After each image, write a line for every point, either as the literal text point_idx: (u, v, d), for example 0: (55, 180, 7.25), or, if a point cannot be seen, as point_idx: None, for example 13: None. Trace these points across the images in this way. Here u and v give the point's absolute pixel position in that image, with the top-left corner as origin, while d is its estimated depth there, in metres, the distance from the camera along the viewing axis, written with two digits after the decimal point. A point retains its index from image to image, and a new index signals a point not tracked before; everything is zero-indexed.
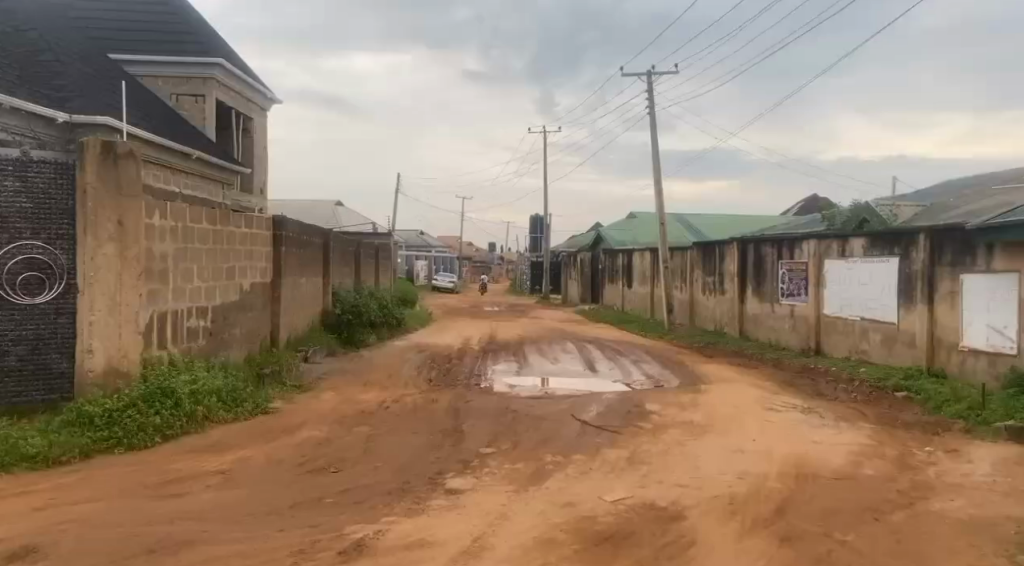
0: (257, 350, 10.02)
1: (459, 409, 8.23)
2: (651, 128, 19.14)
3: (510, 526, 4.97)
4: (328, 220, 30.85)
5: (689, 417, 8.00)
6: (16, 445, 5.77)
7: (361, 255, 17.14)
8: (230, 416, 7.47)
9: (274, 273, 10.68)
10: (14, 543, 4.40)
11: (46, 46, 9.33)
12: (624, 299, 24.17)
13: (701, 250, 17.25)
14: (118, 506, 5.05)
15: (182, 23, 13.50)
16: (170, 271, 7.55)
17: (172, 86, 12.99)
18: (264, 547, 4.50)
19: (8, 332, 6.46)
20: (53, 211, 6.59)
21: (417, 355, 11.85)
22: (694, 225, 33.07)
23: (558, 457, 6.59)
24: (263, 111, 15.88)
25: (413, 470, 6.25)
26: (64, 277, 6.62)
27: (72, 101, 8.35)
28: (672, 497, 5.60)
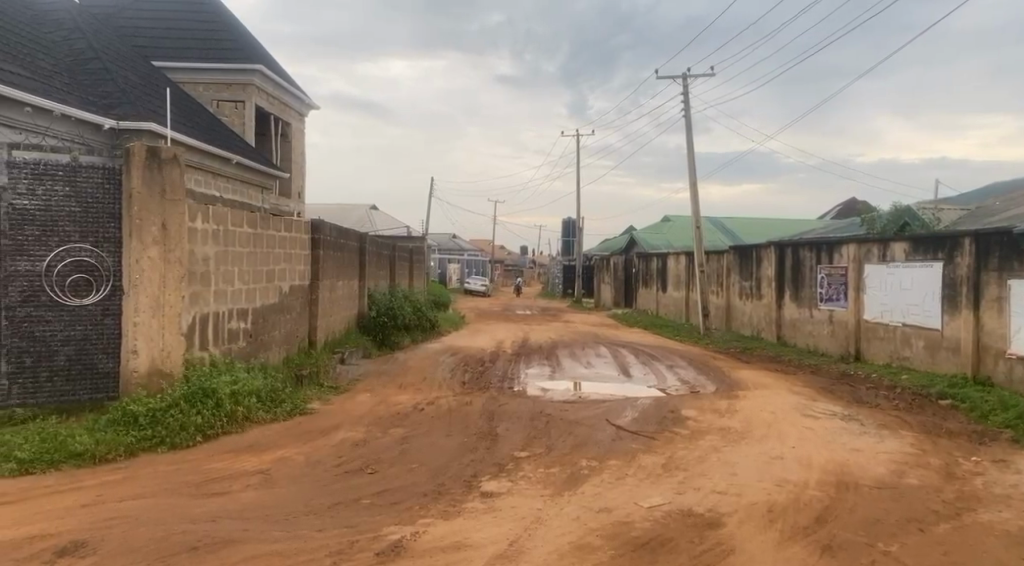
0: (295, 351, 10.17)
1: (493, 412, 8.25)
2: (687, 132, 19.03)
3: (547, 530, 4.96)
4: (361, 224, 31.15)
5: (726, 423, 7.91)
6: (65, 443, 5.94)
7: (396, 258, 17.30)
8: (270, 417, 7.59)
9: (312, 276, 10.83)
10: (64, 539, 4.51)
11: (94, 54, 9.55)
12: (659, 303, 23.98)
13: (738, 253, 17.07)
14: (161, 505, 5.15)
15: (223, 30, 13.77)
16: (212, 273, 7.68)
17: (212, 92, 13.28)
18: (303, 547, 4.55)
19: (57, 333, 6.66)
20: (100, 215, 6.78)
21: (450, 358, 11.91)
22: (729, 229, 32.75)
23: (593, 462, 6.57)
24: (301, 117, 16.12)
25: (448, 472, 6.28)
26: (111, 278, 6.81)
27: (118, 107, 8.57)
28: (709, 503, 5.55)
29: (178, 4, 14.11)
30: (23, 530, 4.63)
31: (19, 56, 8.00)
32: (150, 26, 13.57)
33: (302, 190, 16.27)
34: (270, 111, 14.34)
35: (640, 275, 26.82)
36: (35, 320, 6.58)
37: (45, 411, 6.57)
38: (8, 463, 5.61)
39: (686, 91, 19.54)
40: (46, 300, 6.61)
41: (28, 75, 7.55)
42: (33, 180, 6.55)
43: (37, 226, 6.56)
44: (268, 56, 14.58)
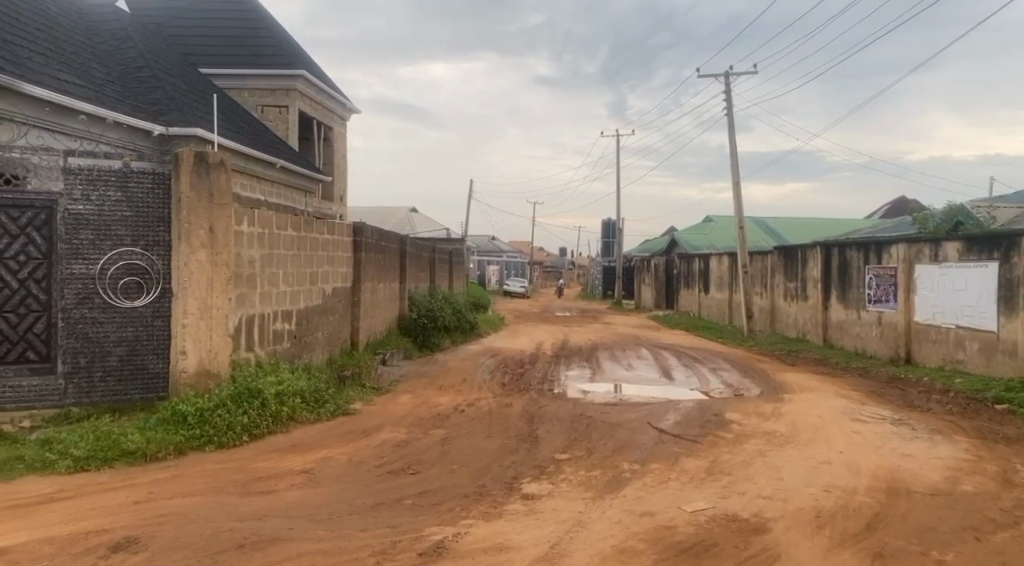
0: (338, 352, 10.33)
1: (534, 414, 8.24)
2: (730, 131, 18.78)
3: (589, 533, 4.93)
4: (401, 228, 31.45)
5: (771, 427, 7.76)
6: (118, 441, 6.10)
7: (435, 261, 17.42)
8: (314, 417, 7.72)
9: (354, 278, 10.98)
10: (117, 535, 4.63)
11: (144, 62, 9.84)
12: (701, 304, 23.67)
13: (782, 254, 16.75)
14: (209, 503, 5.26)
15: (268, 37, 14.06)
16: (257, 275, 7.82)
17: (257, 97, 13.58)
18: (347, 546, 4.60)
19: (110, 334, 6.86)
20: (150, 220, 6.98)
21: (490, 360, 11.93)
22: (773, 229, 32.18)
23: (635, 465, 6.51)
24: (343, 122, 16.38)
25: (490, 473, 6.29)
26: (161, 281, 7.02)
27: (167, 114, 8.82)
28: (755, 508, 5.45)
29: (225, 12, 14.48)
30: (78, 525, 4.77)
31: (74, 66, 8.29)
32: (198, 34, 13.94)
33: (344, 194, 16.51)
34: (313, 116, 14.61)
35: (681, 277, 26.52)
36: (90, 321, 6.77)
37: (98, 410, 6.77)
38: (65, 461, 5.79)
39: (728, 90, 19.29)
40: (100, 302, 6.81)
41: (83, 85, 7.85)
42: (87, 185, 6.75)
43: (91, 231, 6.76)
44: (311, 62, 14.85)
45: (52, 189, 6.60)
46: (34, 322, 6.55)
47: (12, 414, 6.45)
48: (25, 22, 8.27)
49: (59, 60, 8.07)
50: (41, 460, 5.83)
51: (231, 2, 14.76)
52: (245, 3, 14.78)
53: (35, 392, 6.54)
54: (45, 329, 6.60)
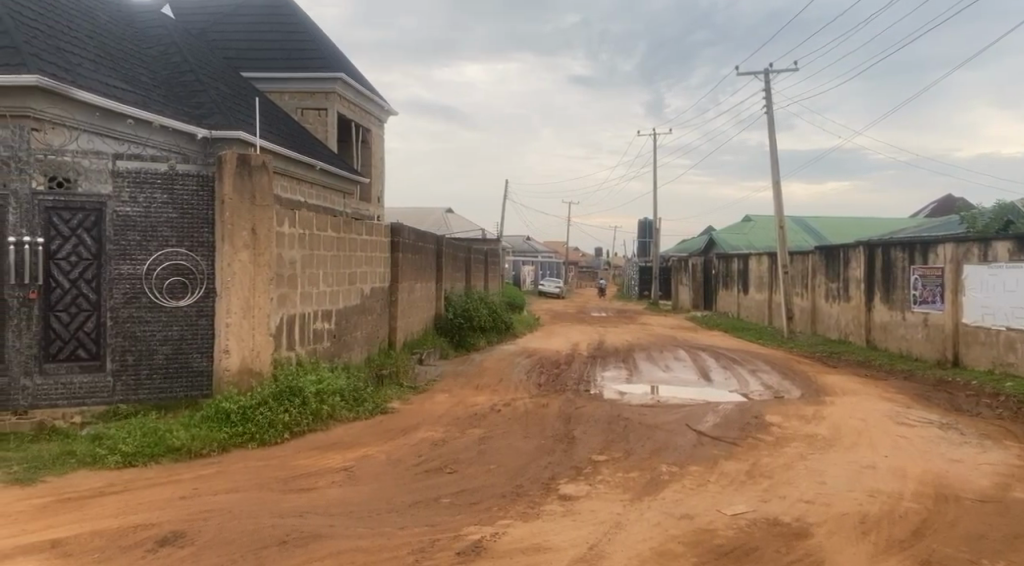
0: (376, 351, 10.45)
1: (571, 415, 8.21)
2: (771, 130, 18.51)
3: (627, 535, 4.90)
4: (438, 228, 31.72)
5: (813, 430, 7.63)
6: (164, 438, 6.25)
7: (471, 262, 17.51)
8: (353, 415, 7.82)
9: (392, 278, 11.09)
10: (165, 529, 4.74)
11: (189, 67, 10.06)
12: (740, 305, 23.37)
13: (824, 254, 16.44)
14: (252, 499, 5.35)
15: (307, 40, 14.26)
16: (298, 275, 7.95)
17: (297, 100, 13.82)
18: (387, 544, 4.64)
19: (157, 332, 7.02)
20: (195, 221, 7.12)
21: (526, 360, 11.94)
22: (814, 228, 31.61)
23: (673, 468, 6.44)
24: (381, 123, 16.56)
25: (527, 474, 6.29)
26: (205, 281, 7.16)
27: (210, 118, 9.11)
28: (797, 512, 5.36)
29: (266, 17, 14.74)
30: (126, 519, 4.89)
31: (121, 71, 8.55)
32: (240, 38, 14.21)
33: (381, 195, 16.68)
34: (351, 118, 14.79)
35: (719, 277, 26.22)
36: (137, 320, 6.94)
37: (145, 407, 6.94)
38: (114, 456, 5.94)
39: (768, 87, 19.02)
40: (147, 302, 6.97)
41: (134, 93, 8.10)
42: (134, 188, 6.92)
43: (138, 232, 6.93)
44: (349, 65, 15.03)
45: (101, 191, 6.79)
46: (85, 321, 6.73)
47: (65, 409, 6.63)
48: (75, 29, 8.54)
49: (107, 66, 8.34)
50: (91, 455, 6.00)
51: (272, 6, 15.01)
52: (285, 7, 15.01)
53: (86, 389, 6.72)
54: (95, 327, 6.77)
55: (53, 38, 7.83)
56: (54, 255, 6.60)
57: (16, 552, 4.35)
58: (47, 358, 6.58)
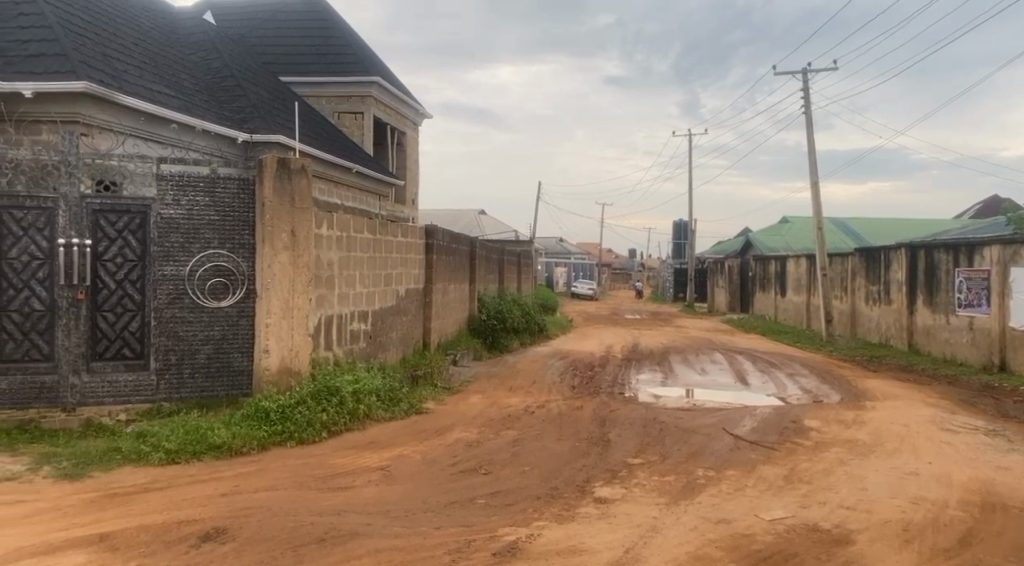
0: (411, 352, 10.54)
1: (606, 418, 8.19)
2: (809, 131, 18.24)
3: (663, 539, 4.87)
4: (471, 230, 31.89)
5: (853, 435, 7.50)
6: (205, 436, 6.37)
7: (505, 264, 17.56)
8: (389, 415, 7.91)
9: (427, 280, 11.17)
10: (208, 525, 4.84)
11: (229, 72, 10.29)
12: (777, 308, 23.05)
13: (864, 256, 16.15)
14: (291, 497, 5.43)
15: (344, 45, 14.45)
16: (336, 277, 8.07)
17: (334, 104, 14.01)
18: (423, 544, 4.68)
19: (198, 332, 7.14)
20: (236, 223, 7.24)
21: (559, 362, 11.94)
22: (853, 230, 31.05)
23: (710, 472, 6.38)
24: (415, 126, 16.70)
25: (562, 476, 6.29)
26: (245, 282, 7.28)
27: (250, 122, 9.42)
28: (837, 519, 5.27)
29: (304, 22, 14.97)
30: (169, 515, 5.00)
31: (165, 77, 8.81)
32: (279, 44, 14.44)
33: (416, 197, 16.82)
34: (387, 121, 14.94)
35: (756, 279, 25.90)
36: (179, 320, 7.07)
37: (187, 405, 7.08)
38: (157, 453, 6.08)
39: (806, 87, 18.76)
40: (189, 302, 7.10)
41: (176, 105, 8.29)
42: (178, 191, 7.03)
43: (181, 234, 7.05)
44: (385, 69, 15.19)
45: (146, 194, 6.92)
46: (130, 321, 6.89)
47: (110, 407, 6.79)
48: (121, 36, 8.81)
49: (151, 72, 8.58)
50: (136, 452, 6.14)
51: (309, 11, 15.24)
52: (322, 12, 15.22)
53: (131, 387, 6.88)
54: (139, 327, 6.93)
55: (101, 45, 8.08)
56: (100, 256, 6.77)
57: (66, 544, 4.48)
58: (94, 356, 6.76)
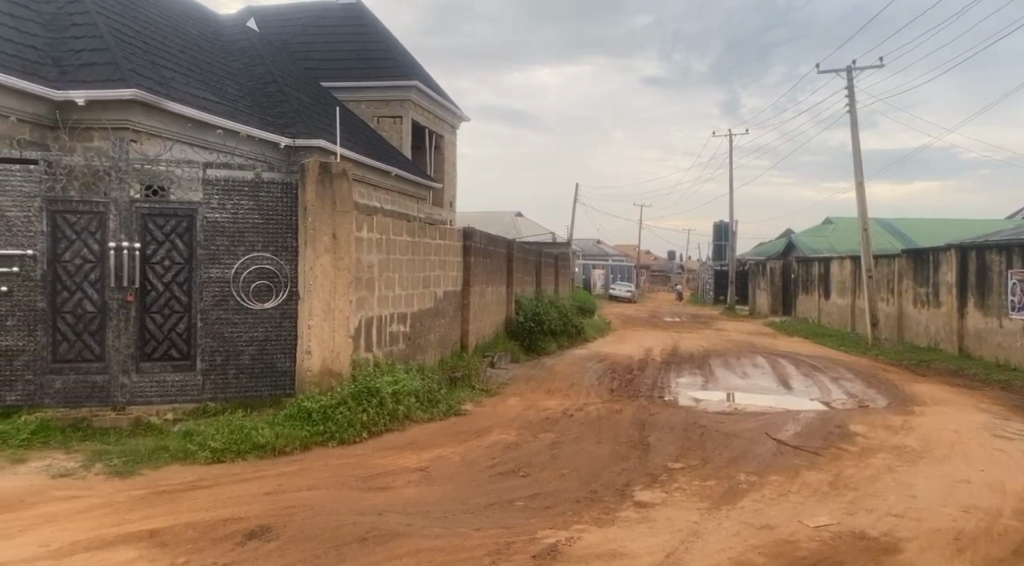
0: (449, 354, 10.60)
1: (645, 421, 8.12)
2: (854, 130, 17.88)
3: (705, 544, 4.81)
4: (507, 232, 31.98)
5: (902, 441, 7.31)
6: (250, 435, 6.50)
7: (542, 266, 17.57)
8: (428, 416, 7.98)
9: (464, 282, 11.23)
10: (252, 523, 4.93)
11: (271, 78, 10.49)
12: (820, 311, 22.60)
13: (912, 257, 15.76)
14: (333, 496, 5.50)
15: (383, 49, 14.62)
16: (376, 279, 8.17)
17: (373, 108, 14.19)
18: (464, 545, 4.70)
19: (243, 333, 7.28)
20: (280, 227, 7.38)
21: (598, 365, 11.89)
22: (899, 231, 30.30)
23: (752, 477, 6.29)
24: (453, 129, 16.81)
25: (602, 479, 6.25)
26: (288, 284, 7.42)
27: (292, 127, 9.60)
28: (885, 526, 5.15)
29: (344, 27, 15.16)
30: (215, 513, 5.10)
31: (210, 83, 9.03)
32: (319, 49, 14.67)
33: (453, 200, 16.93)
34: (425, 125, 15.07)
35: (799, 281, 25.43)
36: (224, 322, 7.21)
37: (232, 405, 7.21)
38: (204, 452, 6.22)
39: (851, 85, 18.39)
40: (234, 304, 7.24)
41: (221, 112, 8.46)
42: (223, 195, 7.17)
43: (226, 238, 7.19)
44: (423, 73, 15.32)
45: (193, 199, 7.07)
46: (177, 322, 7.06)
47: (158, 406, 6.96)
48: (168, 44, 9.05)
49: (198, 79, 8.79)
50: (183, 450, 6.29)
51: (349, 17, 15.45)
52: (362, 18, 15.40)
53: (178, 386, 7.04)
54: (186, 328, 7.09)
55: (148, 53, 8.31)
56: (149, 259, 6.96)
57: (117, 540, 4.60)
58: (142, 357, 6.95)
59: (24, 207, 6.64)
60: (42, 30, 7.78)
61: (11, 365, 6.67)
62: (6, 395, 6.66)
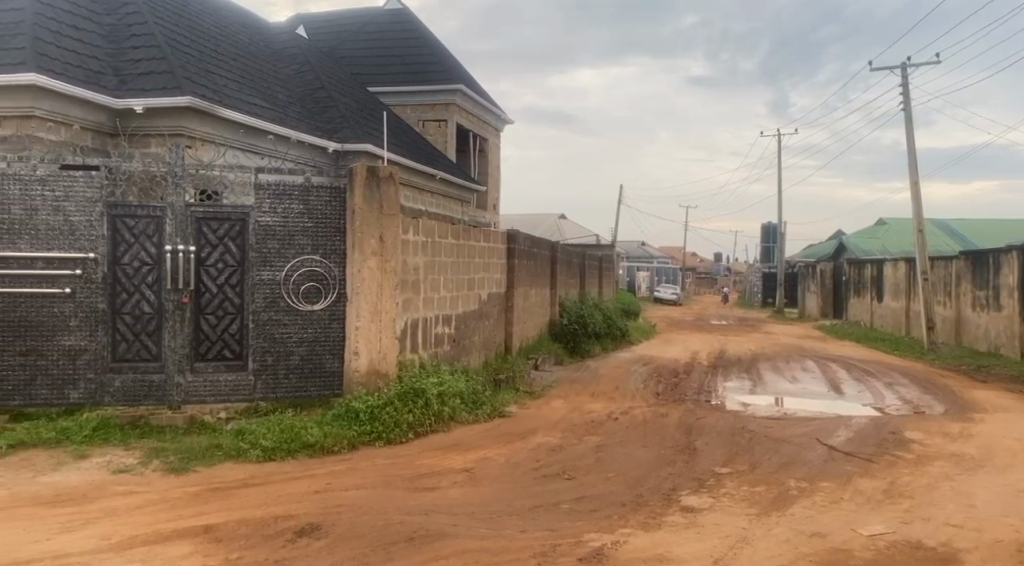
0: (493, 356, 10.66)
1: (692, 426, 8.02)
2: (909, 129, 17.39)
3: (754, 550, 4.73)
4: (550, 232, 32.22)
5: (960, 449, 7.08)
6: (300, 434, 6.63)
7: (586, 269, 17.53)
8: (472, 417, 8.03)
9: (509, 284, 11.28)
10: (303, 521, 5.02)
11: (320, 84, 10.70)
12: (873, 314, 22.03)
13: (971, 259, 15.25)
14: (380, 496, 5.58)
15: (428, 54, 14.78)
16: (421, 281, 8.26)
17: (418, 113, 14.37)
18: (509, 546, 4.71)
19: (293, 334, 7.43)
20: (329, 230, 7.50)
21: (643, 368, 11.81)
22: (956, 233, 29.34)
23: (803, 483, 6.17)
24: (497, 132, 16.90)
25: (648, 483, 6.21)
26: (337, 286, 7.53)
27: (340, 132, 9.79)
28: (944, 536, 4.99)
29: (391, 33, 15.38)
30: (267, 510, 5.22)
31: (262, 90, 9.28)
32: (366, 55, 14.91)
33: (497, 203, 17.01)
34: (470, 128, 15.20)
35: (850, 284, 24.83)
36: (275, 323, 7.37)
37: (282, 405, 7.37)
38: (255, 450, 6.36)
39: (906, 83, 17.92)
40: (285, 305, 7.39)
41: (272, 118, 8.67)
42: (274, 200, 7.33)
43: (277, 241, 7.35)
44: (468, 76, 15.43)
45: (245, 204, 7.25)
46: (230, 324, 7.24)
47: (212, 405, 7.15)
48: (222, 52, 9.34)
49: (250, 86, 9.03)
50: (236, 448, 6.44)
51: (396, 22, 15.67)
52: (409, 23, 15.61)
53: (230, 386, 7.22)
54: (238, 329, 7.26)
55: (203, 61, 8.58)
56: (204, 262, 7.16)
57: (174, 534, 4.74)
58: (197, 357, 7.15)
59: (86, 211, 6.89)
60: (104, 41, 8.09)
61: (74, 364, 6.93)
62: (68, 393, 6.93)
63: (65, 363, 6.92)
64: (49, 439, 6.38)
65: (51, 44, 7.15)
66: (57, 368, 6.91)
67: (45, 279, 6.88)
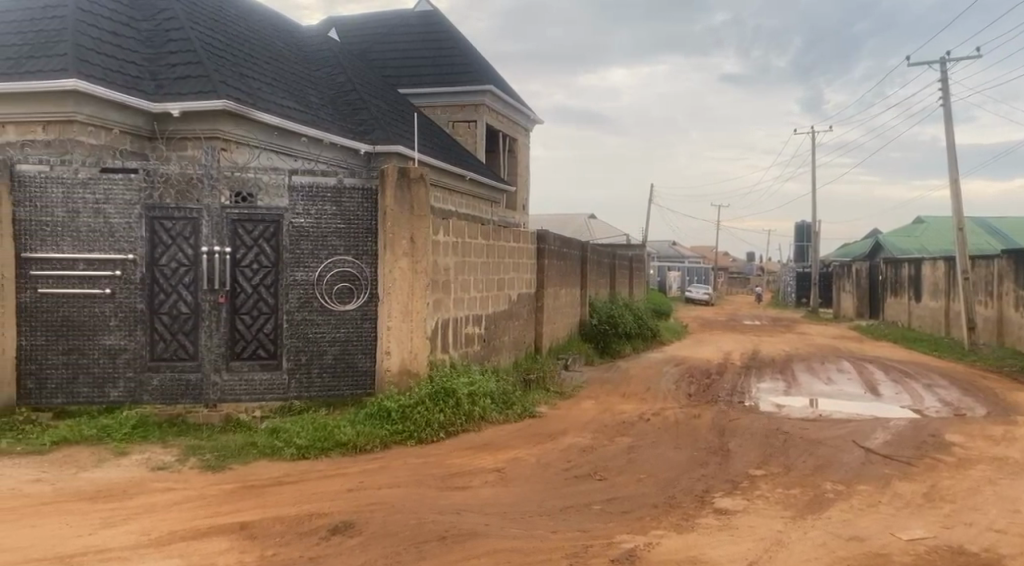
0: (523, 356, 10.67)
1: (724, 427, 7.94)
2: (948, 126, 17.02)
3: (789, 554, 4.66)
4: (578, 232, 32.27)
5: (1003, 453, 6.90)
6: (333, 433, 6.70)
7: (616, 269, 17.45)
8: (503, 417, 8.05)
9: (539, 284, 11.28)
10: (336, 519, 5.07)
11: (351, 86, 10.81)
12: (911, 314, 21.56)
13: (1014, 258, 14.85)
14: (413, 495, 5.61)
15: (459, 55, 14.82)
16: (451, 281, 8.30)
17: (449, 114, 14.43)
18: (540, 547, 4.70)
19: (326, 334, 7.51)
20: (361, 231, 7.57)
21: (674, 368, 11.72)
22: (997, 231, 28.60)
23: (840, 486, 6.06)
24: (527, 132, 16.91)
25: (680, 485, 6.16)
26: (369, 286, 7.59)
27: (371, 134, 9.89)
28: (987, 541, 4.87)
29: (422, 36, 15.47)
30: (300, 508, 5.28)
31: (295, 92, 9.41)
32: (397, 57, 15.01)
33: (527, 203, 17.02)
34: (499, 128, 15.23)
35: (887, 283, 24.33)
36: (309, 323, 7.46)
37: (315, 404, 7.45)
38: (290, 449, 6.44)
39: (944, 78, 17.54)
40: (318, 305, 7.48)
41: (305, 120, 8.79)
42: (308, 201, 7.41)
43: (310, 241, 7.44)
44: (498, 77, 15.45)
45: (279, 205, 7.34)
46: (264, 323, 7.34)
47: (247, 404, 7.26)
48: (256, 55, 9.49)
49: (283, 89, 9.17)
50: (271, 446, 6.53)
51: (427, 25, 15.75)
52: (439, 24, 15.69)
53: (265, 385, 7.32)
54: (273, 329, 7.36)
55: (237, 65, 8.73)
56: (239, 263, 7.27)
57: (211, 531, 4.82)
58: (232, 356, 7.26)
59: (125, 213, 7.05)
60: (141, 46, 8.26)
61: (114, 363, 7.09)
62: (109, 391, 7.09)
63: (105, 363, 7.08)
64: (90, 436, 6.54)
65: (91, 50, 7.33)
66: (97, 367, 7.07)
67: (87, 279, 7.05)
